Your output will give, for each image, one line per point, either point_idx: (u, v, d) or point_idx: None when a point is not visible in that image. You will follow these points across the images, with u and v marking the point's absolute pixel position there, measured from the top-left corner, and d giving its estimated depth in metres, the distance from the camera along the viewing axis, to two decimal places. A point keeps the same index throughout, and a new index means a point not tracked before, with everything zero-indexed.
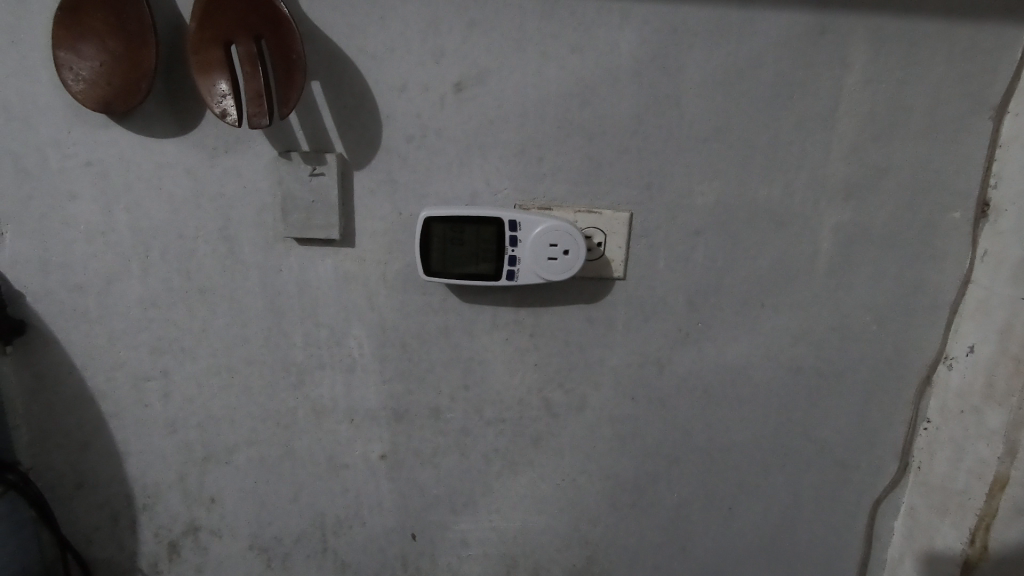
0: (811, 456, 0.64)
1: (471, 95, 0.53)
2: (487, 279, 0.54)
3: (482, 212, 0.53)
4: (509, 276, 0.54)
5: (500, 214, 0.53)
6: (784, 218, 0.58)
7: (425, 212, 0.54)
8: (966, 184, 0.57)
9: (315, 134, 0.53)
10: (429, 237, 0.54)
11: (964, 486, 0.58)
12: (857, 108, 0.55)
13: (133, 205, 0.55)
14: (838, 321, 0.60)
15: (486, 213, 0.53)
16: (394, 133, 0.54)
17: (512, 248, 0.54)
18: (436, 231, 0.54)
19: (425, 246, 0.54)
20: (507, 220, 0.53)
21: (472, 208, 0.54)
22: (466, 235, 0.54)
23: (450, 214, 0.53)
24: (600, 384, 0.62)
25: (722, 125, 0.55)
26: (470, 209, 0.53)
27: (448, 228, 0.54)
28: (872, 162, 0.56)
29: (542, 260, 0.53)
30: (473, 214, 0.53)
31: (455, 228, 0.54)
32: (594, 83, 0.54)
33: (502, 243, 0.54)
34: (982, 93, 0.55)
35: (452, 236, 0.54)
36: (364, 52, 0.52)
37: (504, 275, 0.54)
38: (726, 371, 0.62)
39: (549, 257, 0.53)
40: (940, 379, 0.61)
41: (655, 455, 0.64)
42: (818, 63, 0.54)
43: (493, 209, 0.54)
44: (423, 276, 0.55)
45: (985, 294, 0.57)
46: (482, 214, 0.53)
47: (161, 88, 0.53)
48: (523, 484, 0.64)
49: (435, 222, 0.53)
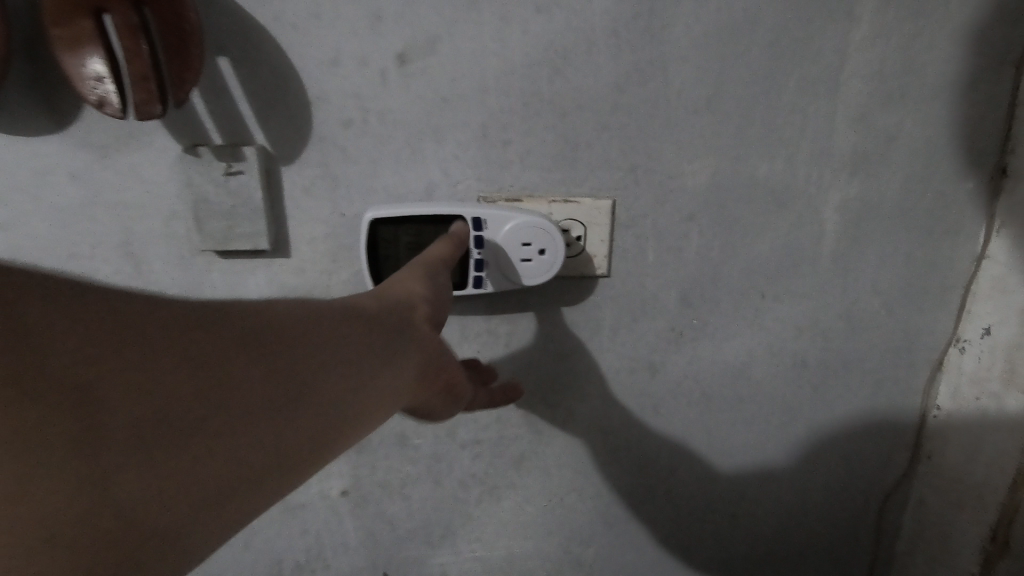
0: (817, 453, 0.59)
1: (419, 68, 0.44)
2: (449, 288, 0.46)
3: (438, 209, 0.45)
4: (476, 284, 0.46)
5: (461, 211, 0.45)
6: (785, 197, 0.51)
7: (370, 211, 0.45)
8: (981, 150, 0.51)
9: (229, 124, 0.44)
10: (377, 241, 0.45)
11: (982, 477, 0.54)
12: (866, 67, 0.48)
13: (6, 221, 0.44)
14: (845, 308, 0.55)
15: (445, 211, 0.45)
16: (327, 119, 0.44)
17: (477, 250, 0.45)
18: (385, 234, 0.45)
19: (373, 254, 0.45)
20: (470, 218, 0.45)
21: (428, 205, 0.45)
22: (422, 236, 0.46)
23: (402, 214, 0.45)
24: (587, 395, 0.55)
25: (715, 93, 0.47)
26: (424, 205, 0.45)
27: (399, 230, 0.45)
28: (882, 128, 0.50)
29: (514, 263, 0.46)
30: (429, 213, 0.45)
31: (407, 230, 0.45)
32: (565, 49, 0.45)
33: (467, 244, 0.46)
34: (1003, 46, 0.48)
35: (404, 239, 0.45)
36: (282, 19, 0.42)
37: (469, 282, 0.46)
38: (726, 370, 0.55)
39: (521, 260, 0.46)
40: (953, 364, 0.56)
41: (651, 467, 0.58)
42: (825, 15, 0.46)
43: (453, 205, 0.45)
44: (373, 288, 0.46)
45: (1003, 271, 0.51)
46: (440, 212, 0.45)
47: (21, 70, 0.41)
48: (506, 509, 0.58)
49: (384, 224, 0.45)
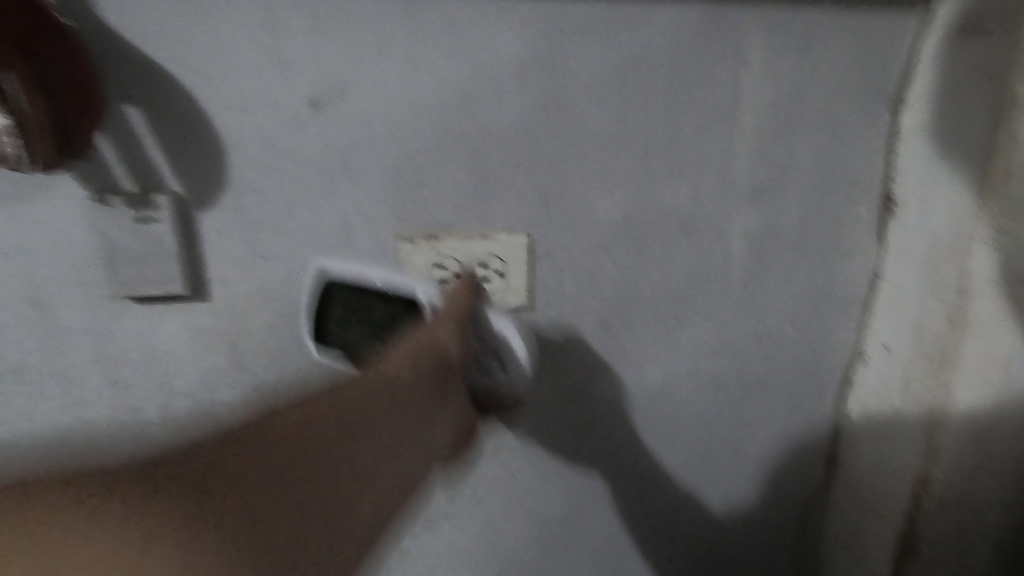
0: (740, 466, 0.62)
1: (329, 113, 0.45)
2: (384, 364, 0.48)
3: (390, 282, 0.48)
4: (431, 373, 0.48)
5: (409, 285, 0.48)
6: (692, 226, 0.53)
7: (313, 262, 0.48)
8: (868, 178, 0.55)
9: (138, 170, 0.44)
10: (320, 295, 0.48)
11: (889, 487, 0.56)
12: (758, 103, 0.51)
13: None
14: (756, 327, 0.58)
15: (387, 281, 0.48)
16: (239, 163, 0.45)
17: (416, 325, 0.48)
18: (327, 291, 0.48)
19: (319, 308, 0.48)
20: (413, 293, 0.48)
21: (367, 270, 0.47)
22: (363, 298, 0.49)
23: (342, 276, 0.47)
24: (514, 422, 0.56)
25: (618, 131, 0.50)
26: (364, 271, 0.47)
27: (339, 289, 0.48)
28: (777, 160, 0.53)
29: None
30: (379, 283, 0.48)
31: (359, 297, 0.48)
32: (472, 92, 0.47)
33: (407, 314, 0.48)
34: (879, 84, 0.52)
35: (345, 297, 0.48)
36: (188, 67, 0.42)
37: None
38: (647, 392, 0.58)
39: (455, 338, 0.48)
40: (860, 378, 0.59)
41: (582, 487, 0.60)
42: (714, 58, 0.49)
43: (393, 274, 0.47)
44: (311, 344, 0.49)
45: (896, 289, 0.55)
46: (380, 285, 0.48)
47: None
48: (440, 539, 0.59)
49: (335, 284, 0.48)
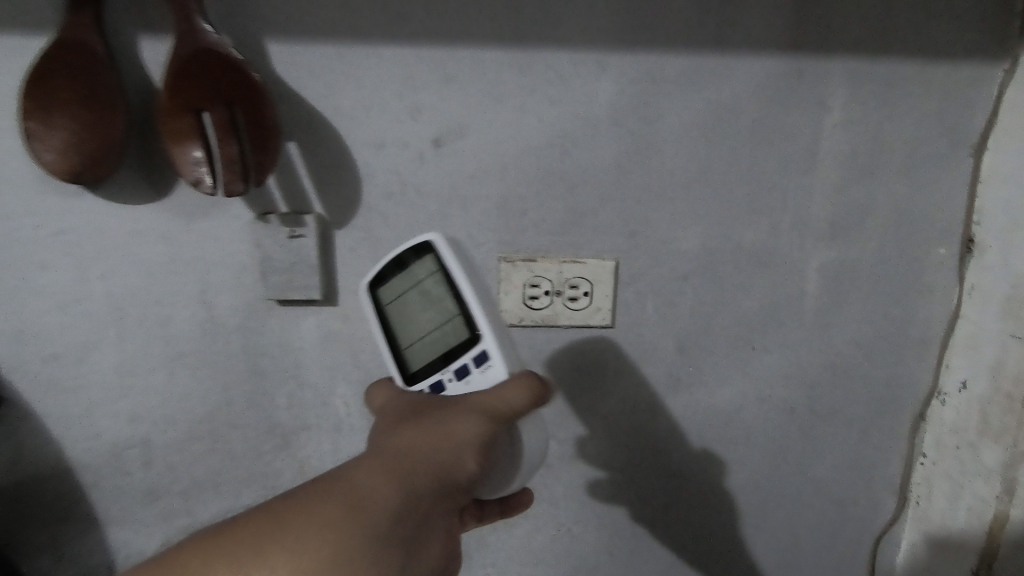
0: (809, 494, 0.64)
1: (450, 151, 0.53)
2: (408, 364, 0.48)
3: (473, 309, 0.45)
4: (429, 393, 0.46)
5: (483, 333, 0.45)
6: (770, 260, 0.57)
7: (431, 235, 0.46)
8: (949, 220, 0.57)
9: (293, 195, 0.52)
10: (413, 263, 0.47)
11: (963, 524, 0.57)
12: (838, 148, 0.55)
13: (108, 272, 0.53)
14: (830, 358, 0.60)
15: (466, 305, 0.45)
16: (372, 192, 0.53)
17: (457, 368, 0.46)
18: (423, 262, 0.46)
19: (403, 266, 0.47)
20: (478, 344, 0.45)
21: (462, 280, 0.45)
22: (443, 297, 0.47)
23: (441, 265, 0.45)
24: (593, 434, 0.61)
25: (704, 171, 0.54)
26: (460, 276, 0.45)
27: (431, 269, 0.46)
28: (857, 201, 0.56)
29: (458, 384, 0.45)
30: (464, 299, 0.45)
31: (439, 289, 0.46)
32: (572, 134, 0.53)
33: (458, 341, 0.46)
34: (962, 131, 0.55)
35: (430, 280, 0.47)
36: (341, 112, 0.51)
37: (431, 376, 0.47)
38: (719, 414, 0.61)
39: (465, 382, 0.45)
40: (935, 414, 0.60)
41: (653, 500, 0.64)
42: (797, 106, 0.53)
43: (476, 313, 0.45)
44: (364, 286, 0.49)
45: (974, 329, 0.56)
46: (461, 296, 0.45)
47: (135, 156, 0.50)
48: (518, 537, 0.64)
49: (429, 258, 0.46)
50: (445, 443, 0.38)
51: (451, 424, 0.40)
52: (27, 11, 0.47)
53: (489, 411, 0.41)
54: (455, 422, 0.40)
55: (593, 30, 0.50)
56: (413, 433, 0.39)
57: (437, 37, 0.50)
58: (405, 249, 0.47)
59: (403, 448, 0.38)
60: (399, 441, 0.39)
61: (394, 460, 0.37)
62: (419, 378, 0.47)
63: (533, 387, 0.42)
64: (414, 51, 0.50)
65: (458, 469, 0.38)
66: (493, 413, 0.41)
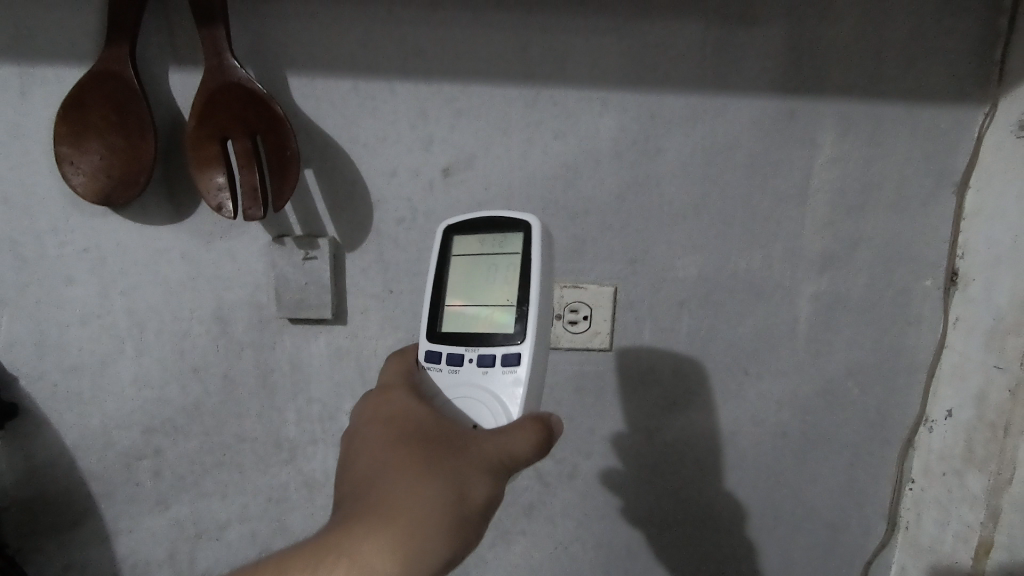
0: (801, 516, 0.66)
1: (459, 179, 0.55)
2: (448, 322, 0.47)
3: (528, 309, 0.44)
4: (448, 360, 0.46)
5: (525, 339, 0.43)
6: (763, 289, 0.59)
7: (530, 219, 0.45)
8: (936, 254, 0.59)
9: (308, 219, 0.55)
10: (504, 235, 0.46)
11: (951, 549, 0.59)
12: (829, 183, 0.57)
13: (130, 288, 0.56)
14: (821, 384, 0.62)
15: (524, 298, 0.44)
16: (384, 216, 0.56)
17: (484, 355, 0.44)
18: (511, 238, 0.46)
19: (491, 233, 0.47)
20: (514, 347, 0.43)
21: (533, 272, 0.44)
22: (510, 280, 0.46)
23: (524, 250, 0.45)
24: (590, 453, 0.63)
25: (700, 203, 0.57)
26: (536, 268, 0.44)
27: (514, 249, 0.46)
28: (846, 234, 0.59)
29: (477, 368, 0.44)
30: (526, 293, 0.44)
31: (511, 270, 0.45)
32: (575, 166, 0.56)
33: (496, 326, 0.45)
34: (946, 170, 0.57)
35: (508, 259, 0.46)
36: (357, 142, 0.54)
37: (455, 345, 0.46)
38: (714, 437, 0.63)
39: (484, 370, 0.44)
40: (923, 441, 0.62)
41: (649, 520, 0.65)
42: (789, 143, 0.56)
43: (529, 313, 0.43)
44: (446, 226, 0.48)
45: (960, 358, 0.58)
46: (525, 290, 0.44)
47: (160, 179, 0.53)
48: (516, 553, 0.66)
49: (521, 236, 0.45)
50: (461, 512, 0.36)
51: (466, 485, 0.37)
52: (65, 44, 0.50)
53: (502, 467, 0.38)
54: (472, 483, 0.37)
55: (596, 70, 0.54)
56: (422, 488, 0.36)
57: (449, 74, 0.53)
58: (500, 220, 0.46)
59: (418, 515, 0.35)
60: (412, 507, 0.35)
61: (404, 525, 0.35)
62: (444, 340, 0.47)
63: (545, 442, 0.40)
64: (427, 87, 0.53)
65: (471, 536, 0.37)
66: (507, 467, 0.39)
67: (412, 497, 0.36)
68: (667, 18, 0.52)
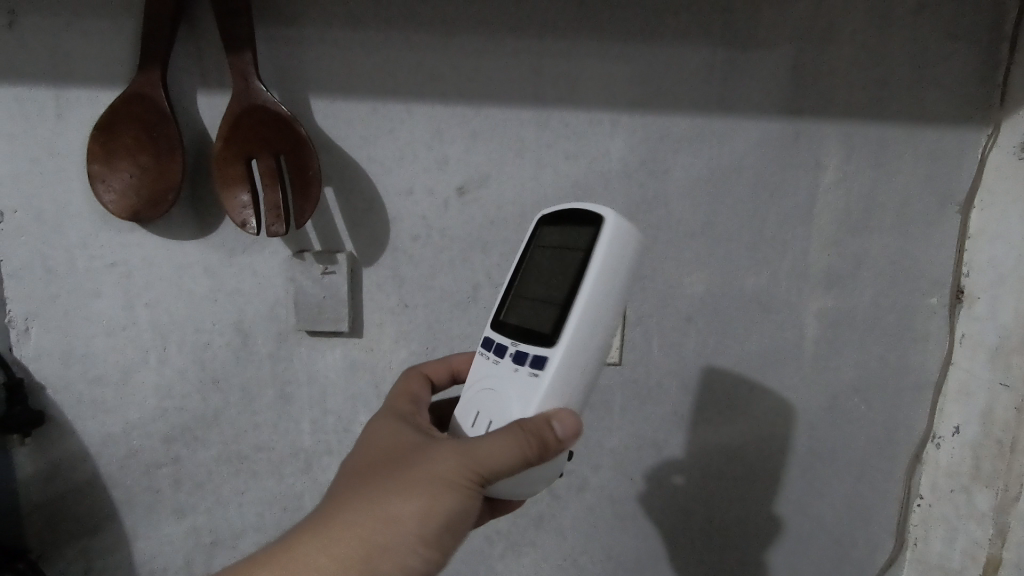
0: (808, 531, 0.66)
1: (472, 198, 0.57)
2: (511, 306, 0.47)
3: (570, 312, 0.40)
4: (496, 351, 0.45)
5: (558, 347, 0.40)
6: (769, 305, 0.61)
7: (608, 217, 0.41)
8: (940, 273, 0.60)
9: (327, 236, 0.57)
10: (582, 230, 0.42)
11: (959, 565, 0.59)
12: (834, 203, 0.59)
13: (154, 300, 0.58)
14: (828, 400, 0.63)
15: (573, 294, 0.40)
16: (400, 233, 0.58)
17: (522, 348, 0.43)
18: (584, 234, 0.42)
19: (575, 218, 0.44)
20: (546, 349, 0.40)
21: (591, 269, 0.40)
22: (568, 277, 0.42)
23: (589, 248, 0.41)
24: (600, 466, 0.64)
25: (707, 221, 0.59)
26: (595, 263, 0.40)
27: (581, 244, 0.42)
28: (851, 252, 0.60)
29: (511, 365, 0.43)
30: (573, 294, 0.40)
31: (573, 266, 0.42)
32: (587, 186, 0.58)
33: (540, 324, 0.42)
34: (950, 190, 0.58)
35: (573, 255, 0.42)
36: (376, 161, 0.56)
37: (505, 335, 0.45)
38: (722, 451, 0.64)
39: (516, 368, 0.42)
40: (930, 457, 0.63)
41: (657, 533, 0.66)
42: (795, 164, 0.58)
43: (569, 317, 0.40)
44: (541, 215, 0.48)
45: (966, 376, 0.59)
46: (574, 291, 0.40)
47: (187, 197, 0.55)
48: (525, 564, 0.66)
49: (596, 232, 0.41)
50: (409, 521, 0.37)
51: (396, 507, 0.37)
52: (99, 67, 0.53)
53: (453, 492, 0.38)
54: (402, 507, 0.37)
55: (607, 93, 0.55)
56: (405, 479, 0.38)
57: (465, 97, 0.55)
58: (583, 214, 0.43)
59: (386, 503, 0.37)
60: (381, 496, 0.38)
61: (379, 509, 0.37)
62: (500, 328, 0.46)
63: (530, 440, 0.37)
64: (444, 109, 0.55)
65: (408, 561, 0.37)
66: (452, 487, 0.38)
67: (387, 487, 0.38)
68: (675, 43, 0.54)
